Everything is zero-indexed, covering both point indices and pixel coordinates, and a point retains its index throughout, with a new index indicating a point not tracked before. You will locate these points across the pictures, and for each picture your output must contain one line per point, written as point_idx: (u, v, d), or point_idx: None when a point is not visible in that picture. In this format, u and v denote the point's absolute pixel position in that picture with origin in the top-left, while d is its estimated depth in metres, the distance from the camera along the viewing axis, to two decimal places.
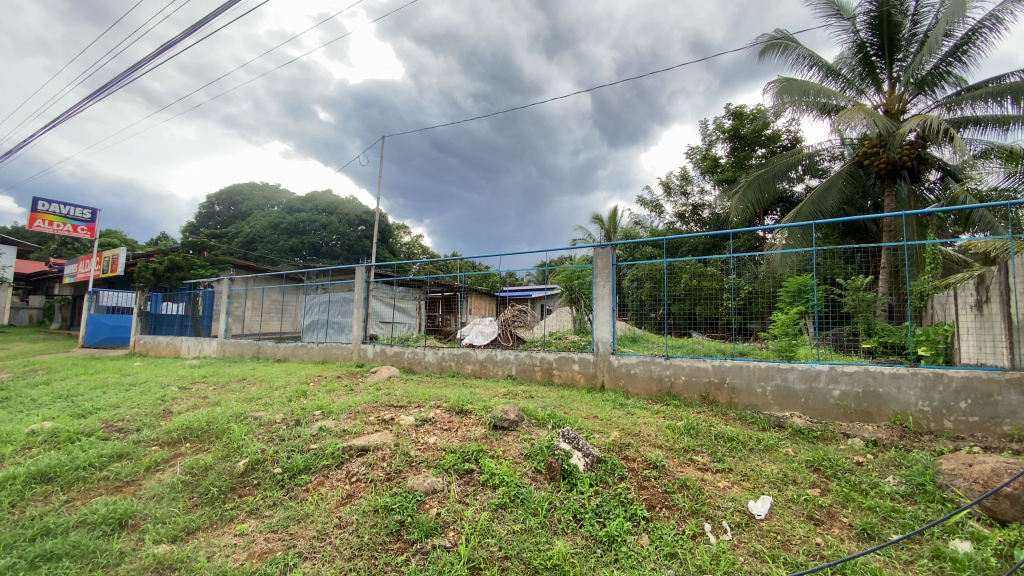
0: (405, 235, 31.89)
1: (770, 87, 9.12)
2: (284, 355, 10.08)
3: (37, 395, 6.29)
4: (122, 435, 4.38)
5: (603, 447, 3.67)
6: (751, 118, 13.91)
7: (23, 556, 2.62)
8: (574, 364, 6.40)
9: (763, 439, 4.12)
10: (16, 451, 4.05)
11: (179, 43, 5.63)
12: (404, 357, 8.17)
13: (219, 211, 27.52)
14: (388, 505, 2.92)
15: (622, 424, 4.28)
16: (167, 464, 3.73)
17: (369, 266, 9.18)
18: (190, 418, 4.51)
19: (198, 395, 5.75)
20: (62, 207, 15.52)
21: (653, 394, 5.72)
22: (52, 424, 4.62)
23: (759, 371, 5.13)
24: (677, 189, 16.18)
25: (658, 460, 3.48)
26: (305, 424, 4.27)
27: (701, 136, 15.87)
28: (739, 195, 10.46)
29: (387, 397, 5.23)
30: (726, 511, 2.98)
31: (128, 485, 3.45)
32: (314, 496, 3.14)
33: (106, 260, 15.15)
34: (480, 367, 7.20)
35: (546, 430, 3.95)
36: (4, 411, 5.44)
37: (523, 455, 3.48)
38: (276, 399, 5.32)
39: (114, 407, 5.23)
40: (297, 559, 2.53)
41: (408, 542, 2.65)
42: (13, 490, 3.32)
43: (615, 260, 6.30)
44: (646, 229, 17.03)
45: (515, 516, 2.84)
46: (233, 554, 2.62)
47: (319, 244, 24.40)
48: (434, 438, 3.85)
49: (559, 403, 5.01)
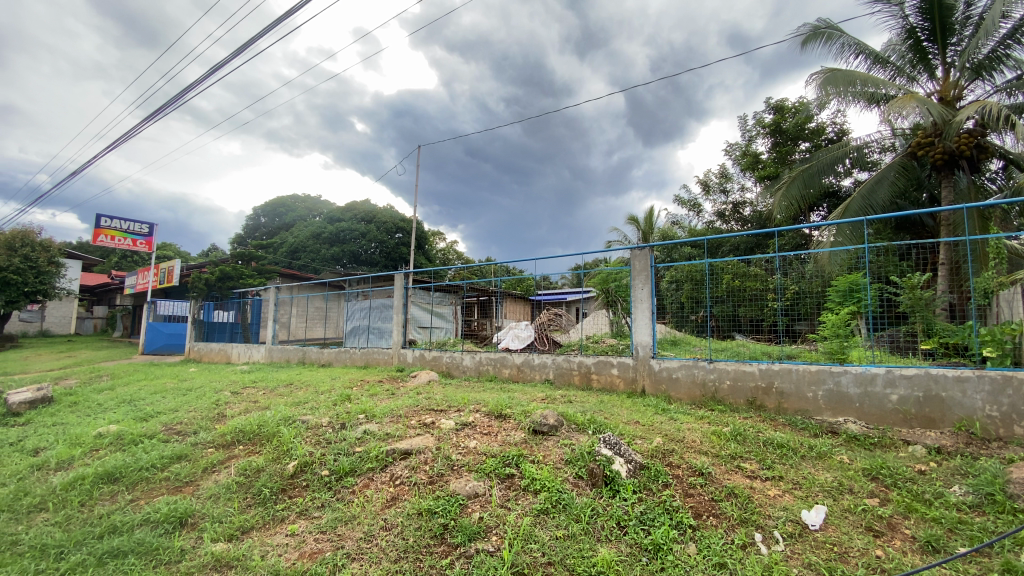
0: (440, 241, 32.37)
1: (813, 78, 8.76)
2: (328, 361, 10.39)
3: (103, 399, 6.72)
4: (181, 437, 4.61)
5: (646, 453, 3.59)
6: (794, 111, 13.44)
7: (93, 553, 2.79)
8: (613, 368, 6.30)
9: (815, 446, 3.95)
10: (85, 453, 4.34)
11: (227, 64, 5.94)
12: (442, 361, 8.27)
13: (265, 222, 28.74)
14: (431, 508, 2.95)
15: (665, 429, 4.18)
16: (222, 466, 3.90)
17: (407, 272, 9.34)
18: (243, 421, 4.69)
19: (249, 400, 5.99)
20: (123, 223, 16.54)
21: (697, 399, 5.57)
22: (117, 427, 4.92)
23: (810, 375, 4.93)
24: (716, 187, 15.79)
25: (704, 467, 3.38)
26: (350, 428, 4.38)
27: (740, 131, 15.40)
28: (782, 191, 10.09)
29: (428, 401, 5.32)
30: (778, 521, 2.86)
31: (187, 485, 3.63)
32: (361, 499, 3.21)
33: (162, 272, 16.03)
34: (518, 372, 7.21)
35: (587, 434, 3.91)
36: (74, 415, 5.83)
37: (564, 461, 3.44)
38: (323, 403, 5.48)
39: (172, 411, 5.51)
40: (345, 560, 2.59)
41: (452, 546, 2.67)
42: (83, 489, 3.57)
43: (653, 261, 6.16)
44: (684, 229, 16.69)
45: (558, 521, 2.82)
46: (284, 553, 2.70)
47: (359, 252, 25.08)
48: (474, 442, 3.88)
49: (598, 408, 4.94)
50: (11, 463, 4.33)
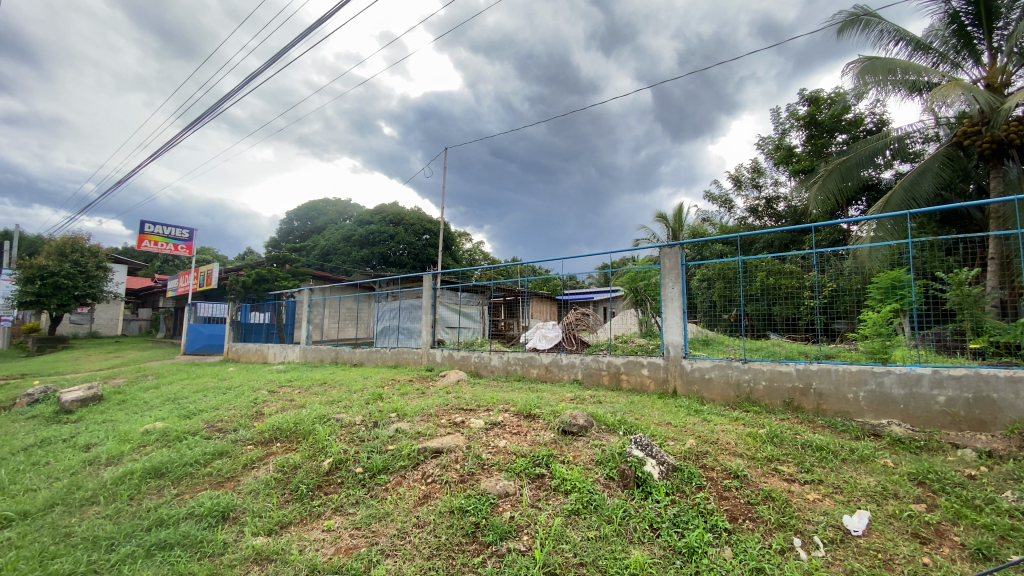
0: (467, 242, 32.60)
1: (849, 68, 8.46)
2: (360, 360, 10.60)
3: (148, 398, 7.01)
4: (222, 434, 4.78)
5: (678, 455, 3.53)
6: (830, 103, 13.02)
7: (141, 545, 2.93)
8: (643, 368, 6.22)
9: (856, 449, 3.81)
10: (133, 449, 4.54)
11: (261, 73, 6.22)
12: (471, 361, 8.33)
13: (298, 226, 29.53)
14: (463, 506, 2.97)
15: (698, 430, 4.11)
16: (261, 462, 4.02)
17: (435, 272, 9.46)
18: (281, 419, 4.84)
19: (286, 398, 6.17)
20: (165, 228, 17.25)
21: (731, 400, 5.45)
22: (163, 424, 5.13)
23: (850, 375, 4.77)
24: (748, 183, 15.41)
25: (739, 470, 3.30)
26: (383, 426, 4.46)
27: (773, 125, 14.99)
28: (818, 185, 9.78)
29: (457, 400, 5.34)
30: (817, 526, 2.77)
31: (229, 480, 3.77)
32: (394, 496, 3.27)
33: (202, 275, 16.64)
34: (546, 372, 7.19)
35: (617, 435, 3.87)
36: (123, 413, 6.12)
37: (595, 462, 3.42)
38: (355, 402, 5.58)
39: (214, 409, 5.71)
40: (380, 556, 2.64)
41: (484, 544, 2.69)
42: (132, 484, 3.75)
43: (683, 260, 6.06)
44: (715, 226, 16.37)
45: (589, 522, 2.80)
46: (321, 548, 2.77)
47: (388, 254, 25.49)
48: (504, 441, 3.89)
49: (628, 409, 4.88)
50: (66, 458, 4.58)
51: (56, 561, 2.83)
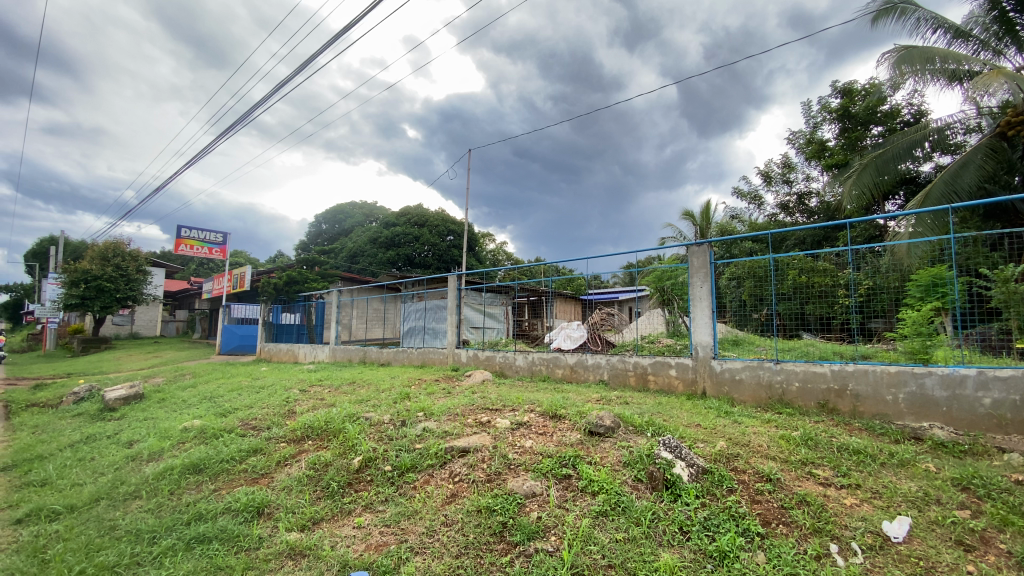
0: (490, 242, 32.78)
1: (885, 58, 8.16)
2: (387, 360, 10.77)
3: (186, 396, 7.27)
4: (256, 432, 4.92)
5: (708, 457, 3.47)
6: (864, 94, 12.60)
7: (182, 538, 3.04)
8: (671, 369, 6.13)
9: (896, 453, 3.68)
10: (173, 445, 4.71)
11: (291, 80, 6.50)
12: (496, 361, 8.37)
13: (326, 229, 30.20)
14: (490, 506, 2.99)
15: (729, 433, 4.03)
16: (294, 459, 4.12)
17: (459, 273, 9.56)
18: (312, 418, 4.94)
19: (316, 397, 6.33)
20: (200, 232, 17.88)
21: (762, 401, 5.33)
22: (200, 422, 5.31)
23: (889, 376, 4.61)
24: (779, 178, 15.04)
25: (772, 473, 3.22)
26: (411, 425, 4.53)
27: (804, 118, 14.58)
28: (852, 179, 9.45)
29: (483, 400, 5.36)
30: (855, 532, 2.69)
31: (263, 477, 3.87)
32: (422, 494, 3.30)
33: (236, 277, 17.19)
34: (571, 372, 7.16)
35: (645, 437, 3.82)
36: (163, 411, 6.35)
37: (622, 463, 3.39)
38: (384, 401, 5.67)
39: (248, 408, 5.88)
40: (409, 553, 2.68)
41: (511, 544, 2.69)
42: (172, 479, 3.90)
43: (712, 258, 5.97)
44: (743, 223, 16.04)
45: (618, 524, 2.77)
46: (352, 545, 2.83)
47: (413, 255, 25.82)
48: (530, 442, 3.89)
49: (656, 410, 4.82)
50: (110, 454, 4.79)
51: (102, 552, 2.97)
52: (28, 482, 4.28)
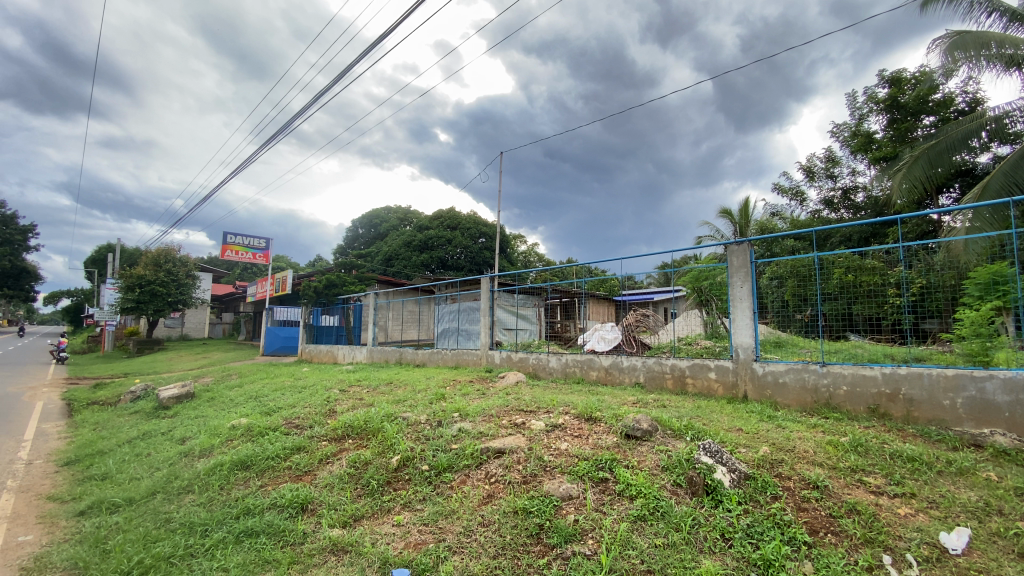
0: (522, 243, 32.88)
1: (936, 44, 7.74)
2: (423, 361, 10.95)
3: (233, 395, 7.58)
4: (299, 430, 5.08)
5: (751, 462, 3.37)
6: (914, 83, 11.97)
7: (231, 531, 3.18)
8: (710, 372, 5.98)
9: (954, 461, 3.47)
10: (223, 442, 4.93)
11: (328, 90, 6.69)
12: (529, 362, 8.38)
13: (362, 233, 31.00)
14: (527, 507, 2.99)
15: (772, 438, 3.89)
16: (335, 457, 4.24)
17: (492, 275, 9.64)
18: (351, 417, 5.06)
19: (356, 397, 6.49)
20: (245, 239, 18.65)
21: (808, 405, 5.14)
22: (248, 420, 5.53)
23: (945, 380, 4.37)
24: (822, 173, 14.47)
25: (820, 480, 3.10)
26: (447, 425, 4.59)
27: (849, 110, 13.98)
28: (902, 173, 8.99)
29: (517, 401, 5.38)
30: (910, 543, 2.55)
31: (306, 474, 4.01)
32: (459, 494, 3.34)
33: (279, 282, 17.85)
34: (606, 374, 7.08)
35: (684, 441, 3.74)
36: (213, 409, 6.67)
37: (661, 468, 3.33)
38: (420, 401, 5.78)
39: (291, 407, 6.09)
40: (447, 552, 2.71)
41: (548, 546, 2.69)
42: (222, 474, 4.07)
43: (752, 257, 5.79)
44: (785, 220, 15.52)
45: (657, 529, 2.73)
46: (392, 542, 2.89)
47: (447, 258, 26.16)
48: (566, 444, 3.87)
49: (695, 414, 4.71)
50: (165, 450, 5.05)
51: (159, 544, 3.14)
52: (91, 476, 4.56)
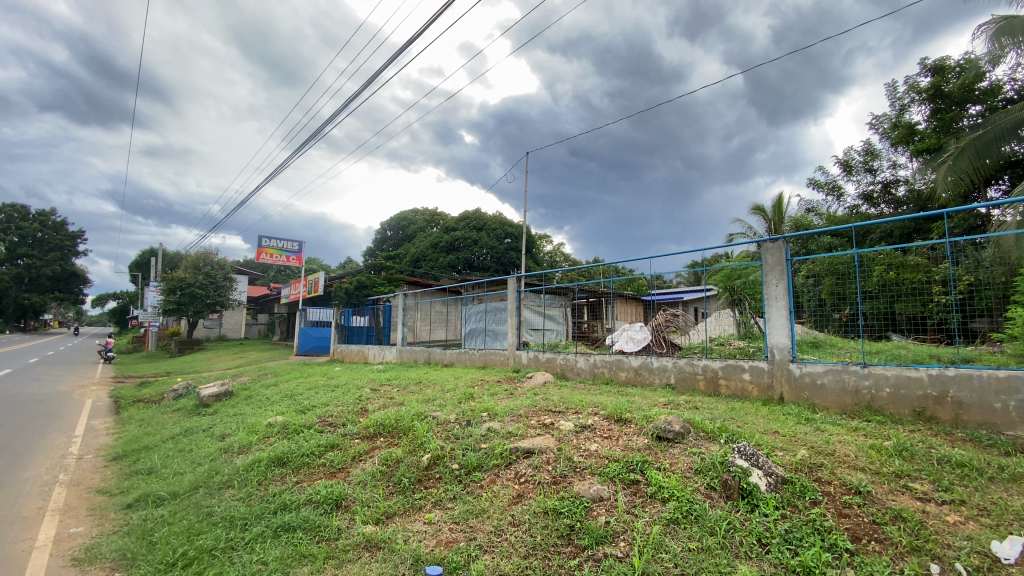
0: (548, 243, 32.84)
1: (981, 30, 7.36)
2: (451, 361, 11.05)
3: (269, 394, 7.81)
4: (333, 428, 5.20)
5: (788, 466, 3.27)
6: (959, 70, 11.42)
7: (270, 526, 3.28)
8: (744, 373, 5.83)
9: (1008, 467, 3.29)
10: (261, 439, 5.09)
11: (358, 96, 6.85)
12: (557, 362, 8.35)
13: (390, 235, 31.52)
14: (557, 508, 2.98)
15: (811, 441, 3.77)
16: (367, 455, 4.32)
17: (519, 275, 9.65)
18: (383, 416, 5.16)
19: (386, 396, 6.60)
20: (279, 242, 19.20)
21: (848, 408, 4.96)
22: (283, 418, 5.69)
23: (997, 382, 4.15)
24: (860, 167, 13.95)
25: (862, 486, 2.99)
26: (476, 424, 4.62)
27: (888, 100, 13.43)
28: (946, 165, 8.59)
29: (546, 401, 5.37)
30: (959, 552, 2.44)
31: (340, 471, 4.10)
32: (489, 493, 3.36)
33: (311, 283, 18.31)
34: (636, 375, 6.99)
35: (718, 444, 3.66)
36: (250, 407, 6.89)
37: (694, 470, 3.26)
38: (449, 401, 5.84)
39: (324, 406, 6.24)
40: (478, 551, 2.72)
41: (579, 547, 2.68)
42: (260, 470, 4.20)
43: (788, 255, 5.63)
44: (821, 216, 15.02)
45: (690, 533, 2.68)
46: (423, 540, 2.93)
47: (473, 259, 26.33)
48: (596, 445, 3.84)
49: (729, 416, 4.60)
50: (205, 446, 5.24)
51: (202, 536, 3.26)
52: (138, 470, 4.78)
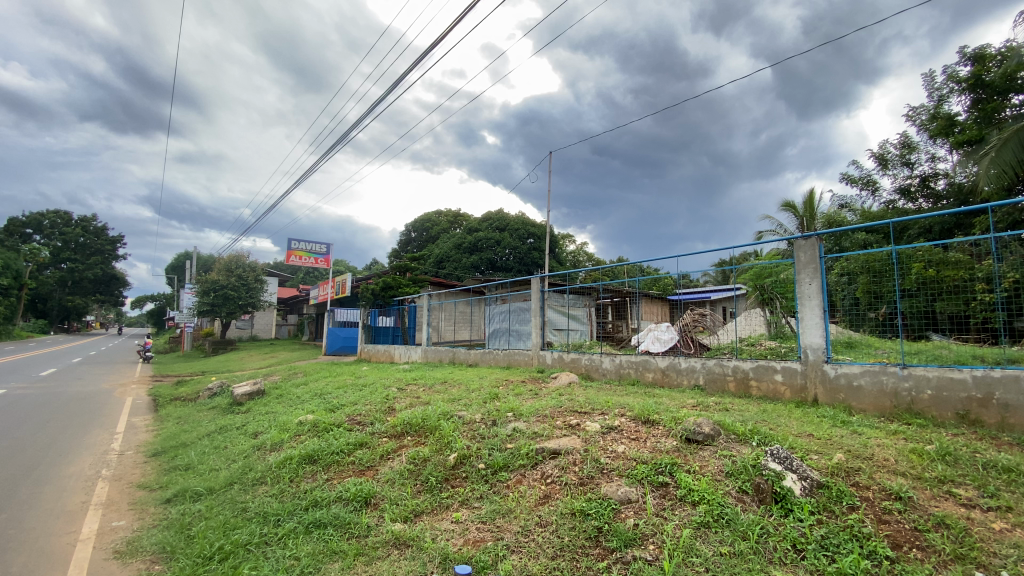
0: (571, 243, 32.69)
1: None
2: (475, 361, 11.12)
3: (299, 393, 8.00)
4: (361, 427, 5.30)
5: (824, 470, 3.17)
6: (1001, 58, 10.89)
7: (301, 522, 3.36)
8: (776, 374, 5.69)
9: None
10: (292, 437, 5.21)
11: (382, 100, 6.98)
12: (581, 363, 8.30)
13: (415, 236, 31.91)
14: (584, 510, 2.97)
15: (848, 444, 3.65)
16: (395, 453, 4.39)
17: (542, 275, 9.65)
18: (410, 415, 5.22)
19: (413, 395, 6.68)
20: (307, 244, 19.63)
21: (886, 410, 4.78)
22: (313, 416, 5.82)
23: None
24: (896, 160, 13.44)
25: (902, 491, 2.88)
26: (501, 424, 4.63)
27: (926, 91, 12.90)
28: (989, 157, 8.20)
29: (572, 402, 5.34)
30: (1006, 560, 2.33)
31: (369, 469, 4.17)
32: (516, 493, 3.36)
33: (339, 284, 18.66)
34: (663, 376, 6.89)
35: (749, 446, 3.58)
36: (281, 405, 7.06)
37: (725, 473, 3.20)
38: (475, 400, 5.88)
39: (353, 404, 6.35)
40: (505, 551, 2.73)
41: (608, 550, 2.66)
42: (291, 467, 4.31)
43: (821, 252, 5.48)
44: (855, 212, 14.53)
45: (722, 537, 2.63)
46: (451, 538, 2.95)
47: (496, 259, 26.42)
48: (623, 447, 3.80)
49: (761, 418, 4.49)
50: (239, 443, 5.40)
51: (238, 531, 3.36)
52: (176, 466, 4.95)
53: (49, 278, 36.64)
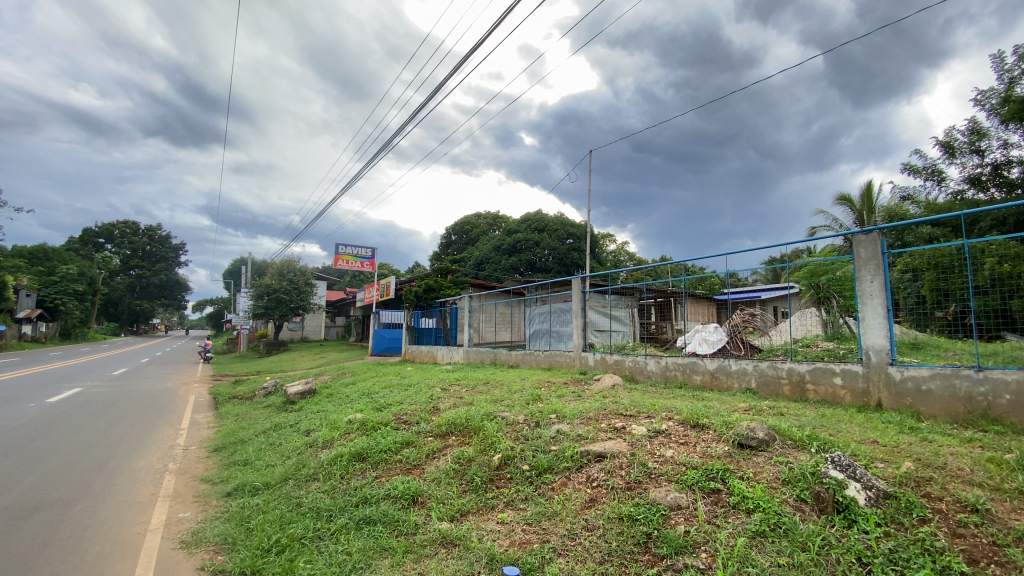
0: (611, 242, 32.25)
1: None
2: (517, 362, 11.16)
3: (347, 392, 8.28)
4: (407, 426, 5.41)
5: (890, 479, 2.99)
6: None
7: (352, 518, 3.46)
8: (835, 377, 5.40)
9: None
10: (342, 435, 5.39)
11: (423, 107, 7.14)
12: (625, 365, 8.16)
13: (455, 239, 32.38)
14: (633, 515, 2.91)
15: (917, 452, 3.42)
16: (441, 453, 4.45)
17: (583, 276, 9.55)
18: (454, 415, 5.28)
19: (456, 395, 6.77)
20: (353, 249, 20.27)
21: (959, 416, 4.45)
22: (362, 415, 6.00)
23: None
24: (965, 148, 12.51)
25: (980, 503, 2.67)
26: (545, 426, 4.61)
27: (997, 72, 11.93)
28: None
29: (616, 404, 5.26)
30: None
31: (416, 468, 4.25)
32: (561, 496, 3.34)
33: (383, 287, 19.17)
34: (711, 378, 6.69)
35: (807, 453, 3.42)
36: (331, 404, 7.32)
37: (781, 480, 3.06)
38: (518, 402, 5.89)
39: (398, 404, 6.50)
40: (552, 554, 2.72)
41: (657, 556, 2.60)
42: (342, 464, 4.45)
43: (884, 248, 5.13)
44: (918, 204, 13.62)
45: (779, 547, 2.51)
46: (497, 539, 2.97)
47: (535, 260, 26.44)
48: (671, 451, 3.71)
49: (819, 423, 4.27)
50: (292, 441, 5.62)
51: (293, 525, 3.50)
52: (236, 461, 5.23)
53: (120, 284, 39.48)
